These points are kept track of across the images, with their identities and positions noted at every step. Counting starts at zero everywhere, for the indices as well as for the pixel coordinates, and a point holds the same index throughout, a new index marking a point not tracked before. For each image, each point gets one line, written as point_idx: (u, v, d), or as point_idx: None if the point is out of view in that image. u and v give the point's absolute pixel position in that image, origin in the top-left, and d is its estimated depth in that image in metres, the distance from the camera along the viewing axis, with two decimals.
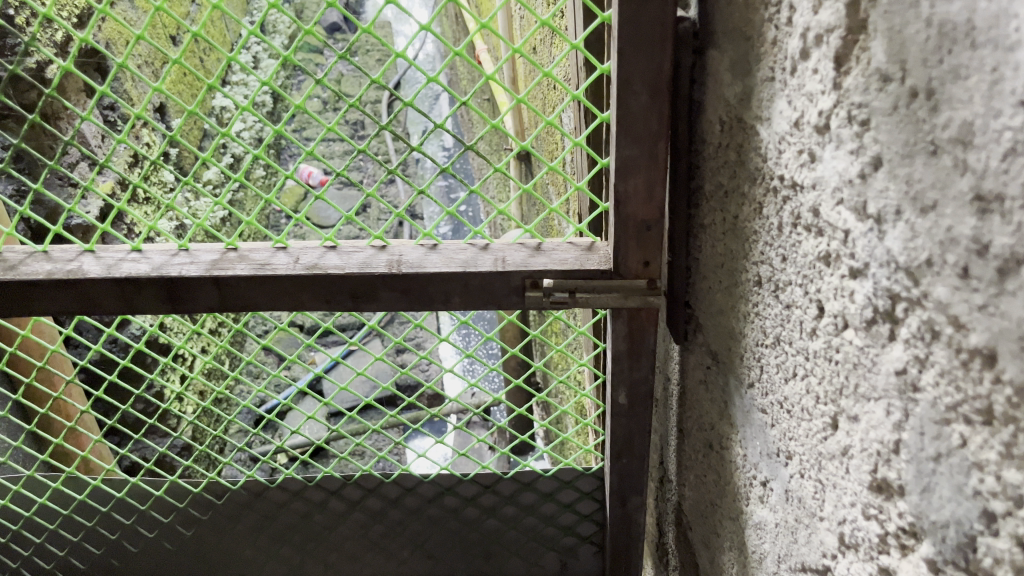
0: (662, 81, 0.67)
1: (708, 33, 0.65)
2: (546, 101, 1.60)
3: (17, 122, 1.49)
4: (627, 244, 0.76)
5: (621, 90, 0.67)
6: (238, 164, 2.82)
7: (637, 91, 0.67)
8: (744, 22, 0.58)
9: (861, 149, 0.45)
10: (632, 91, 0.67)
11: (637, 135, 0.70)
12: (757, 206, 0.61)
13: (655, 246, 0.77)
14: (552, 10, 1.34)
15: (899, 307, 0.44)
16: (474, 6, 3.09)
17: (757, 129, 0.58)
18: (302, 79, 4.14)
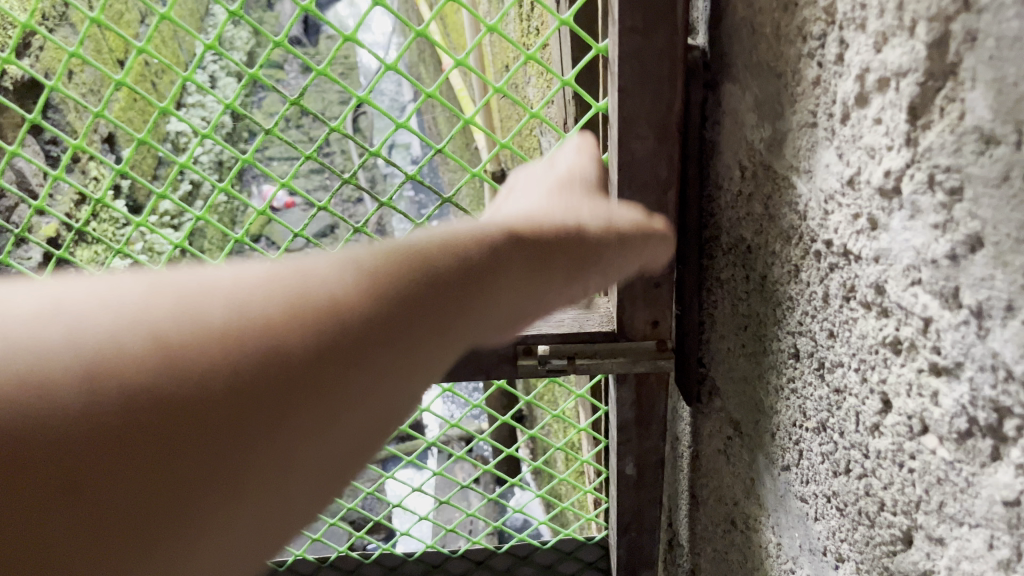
0: (670, 123, 0.58)
1: (721, 63, 0.56)
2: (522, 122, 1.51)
3: None
4: (633, 303, 0.68)
5: (623, 134, 0.58)
6: (197, 191, 2.70)
7: (641, 134, 0.59)
8: (773, 56, 0.49)
9: (951, 224, 0.36)
10: (635, 135, 0.59)
11: (641, 182, 0.61)
12: (791, 268, 0.52)
13: (665, 303, 0.69)
14: (528, 29, 1.25)
15: (1009, 424, 0.34)
16: None
17: (793, 181, 0.49)
18: (264, 97, 4.02)
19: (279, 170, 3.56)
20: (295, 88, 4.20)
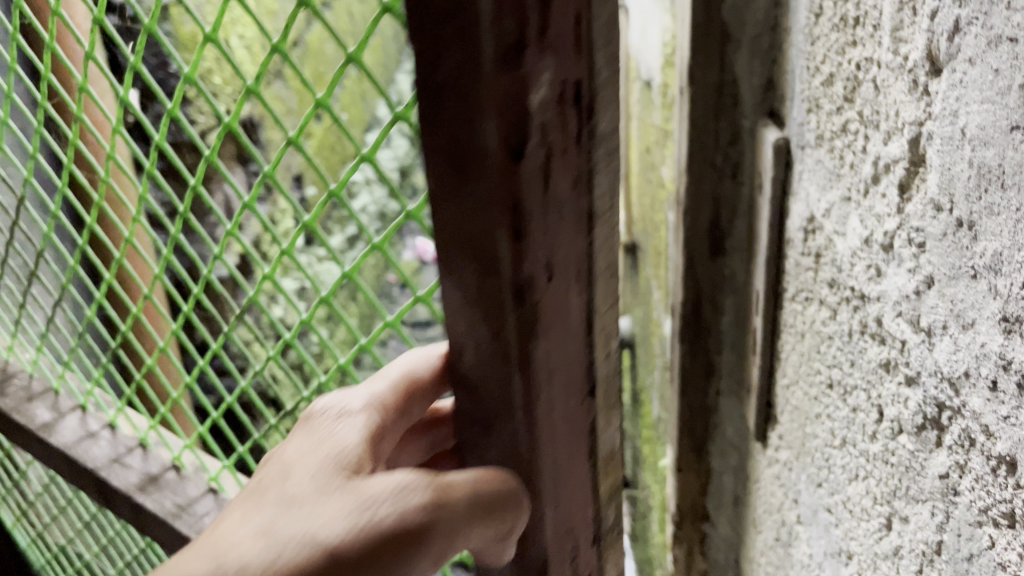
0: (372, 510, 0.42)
1: (796, 147, 0.73)
2: (654, 197, 1.62)
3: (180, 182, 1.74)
4: None
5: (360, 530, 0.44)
6: None
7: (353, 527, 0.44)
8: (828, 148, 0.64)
9: (918, 269, 0.49)
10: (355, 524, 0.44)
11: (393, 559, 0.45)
12: (831, 311, 0.66)
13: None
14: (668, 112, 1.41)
15: (944, 415, 0.47)
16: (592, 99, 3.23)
17: (835, 242, 0.64)
18: None
19: None
20: None
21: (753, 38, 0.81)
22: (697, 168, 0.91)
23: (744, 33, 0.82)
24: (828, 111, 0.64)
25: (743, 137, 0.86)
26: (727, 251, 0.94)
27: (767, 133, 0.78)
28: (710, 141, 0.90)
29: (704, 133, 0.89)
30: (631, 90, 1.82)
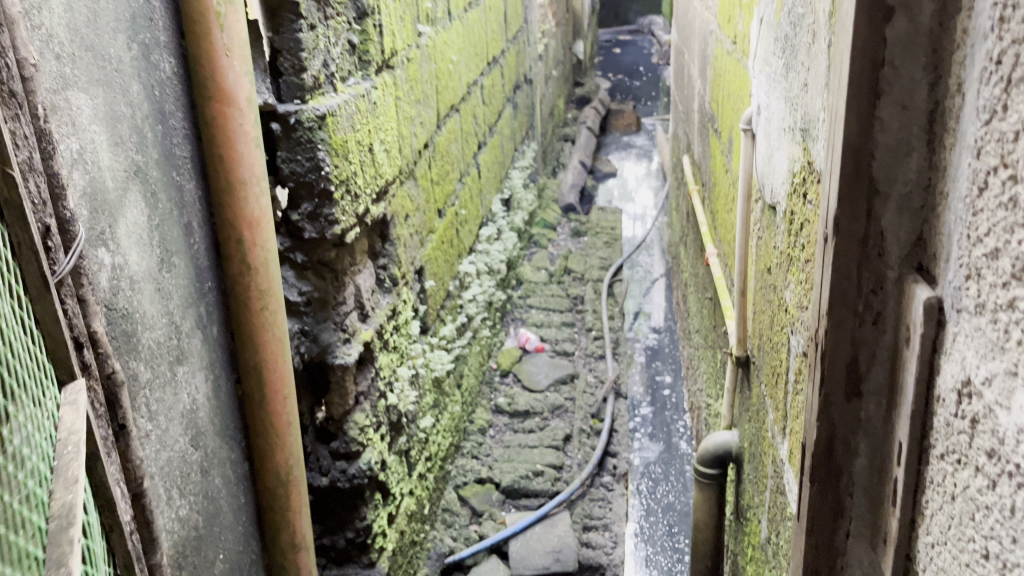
0: None
1: (950, 309, 0.74)
2: (773, 319, 1.61)
3: (315, 273, 1.86)
4: None
5: None
6: (468, 324, 3.10)
7: None
8: (989, 320, 0.66)
9: None
10: None
11: None
12: (988, 482, 0.66)
13: None
14: (793, 240, 1.43)
15: None
16: (697, 204, 3.27)
17: (996, 414, 0.65)
18: (534, 252, 4.52)
19: (535, 315, 3.89)
20: (564, 249, 4.72)
21: (902, 195, 0.84)
22: (837, 314, 0.91)
23: (893, 189, 0.85)
24: (991, 282, 0.65)
25: (887, 288, 0.88)
26: (862, 397, 0.93)
27: (918, 290, 0.80)
28: (851, 291, 0.90)
29: (847, 280, 0.90)
30: (751, 209, 1.85)
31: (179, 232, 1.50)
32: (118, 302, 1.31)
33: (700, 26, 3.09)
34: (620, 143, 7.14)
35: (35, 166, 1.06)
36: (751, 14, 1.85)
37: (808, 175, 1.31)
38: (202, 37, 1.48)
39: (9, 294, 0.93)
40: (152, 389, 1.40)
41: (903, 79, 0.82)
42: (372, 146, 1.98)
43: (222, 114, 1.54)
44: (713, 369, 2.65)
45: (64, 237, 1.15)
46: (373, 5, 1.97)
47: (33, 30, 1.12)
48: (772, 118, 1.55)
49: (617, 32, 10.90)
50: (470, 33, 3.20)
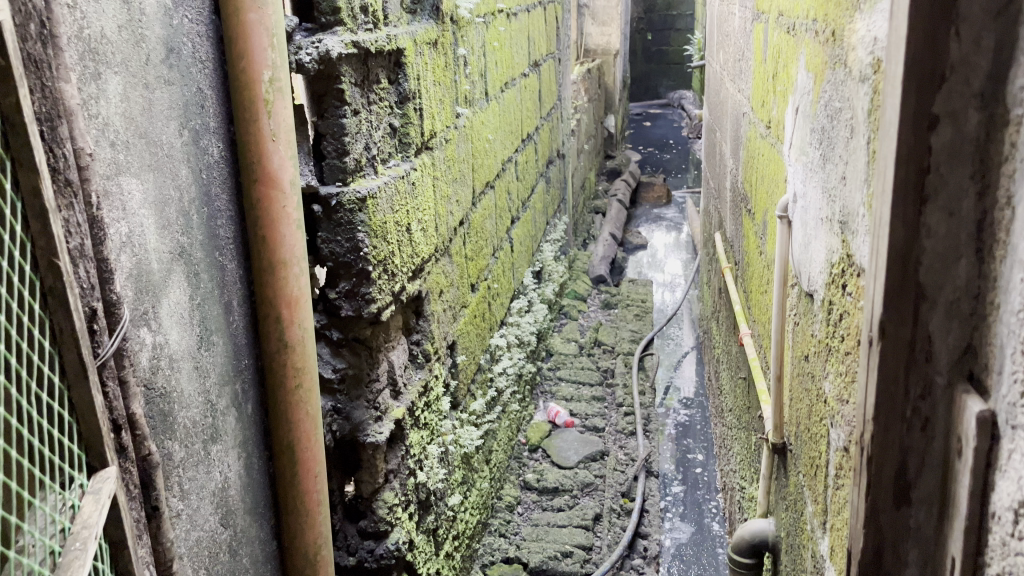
0: None
1: (1004, 424, 0.73)
2: (812, 408, 1.58)
3: (350, 351, 1.88)
4: None
5: None
6: (497, 398, 3.08)
7: None
8: None
9: None
10: None
11: None
12: None
13: None
14: (831, 331, 1.42)
15: None
16: (728, 280, 3.26)
17: None
18: (564, 323, 4.53)
19: (564, 389, 3.86)
20: (594, 321, 4.73)
21: (950, 301, 0.84)
22: (884, 417, 0.90)
23: (941, 295, 0.85)
24: None
25: (935, 395, 0.87)
26: (912, 505, 0.91)
27: (969, 402, 0.79)
28: (898, 395, 0.89)
29: (894, 384, 0.89)
30: (788, 294, 1.83)
31: (219, 310, 1.52)
32: (156, 381, 1.32)
33: (733, 107, 3.13)
34: (650, 214, 7.17)
35: (86, 252, 1.09)
36: (786, 102, 1.87)
37: (847, 267, 1.29)
38: (250, 123, 1.53)
39: (42, 373, 0.97)
40: (185, 468, 1.40)
41: (949, 187, 0.82)
42: (409, 226, 2.01)
43: (266, 196, 1.57)
44: (746, 451, 2.59)
45: (109, 319, 1.17)
46: (414, 90, 2.03)
47: (91, 120, 1.16)
48: (810, 206, 1.55)
49: (648, 106, 11.08)
50: (506, 112, 3.27)
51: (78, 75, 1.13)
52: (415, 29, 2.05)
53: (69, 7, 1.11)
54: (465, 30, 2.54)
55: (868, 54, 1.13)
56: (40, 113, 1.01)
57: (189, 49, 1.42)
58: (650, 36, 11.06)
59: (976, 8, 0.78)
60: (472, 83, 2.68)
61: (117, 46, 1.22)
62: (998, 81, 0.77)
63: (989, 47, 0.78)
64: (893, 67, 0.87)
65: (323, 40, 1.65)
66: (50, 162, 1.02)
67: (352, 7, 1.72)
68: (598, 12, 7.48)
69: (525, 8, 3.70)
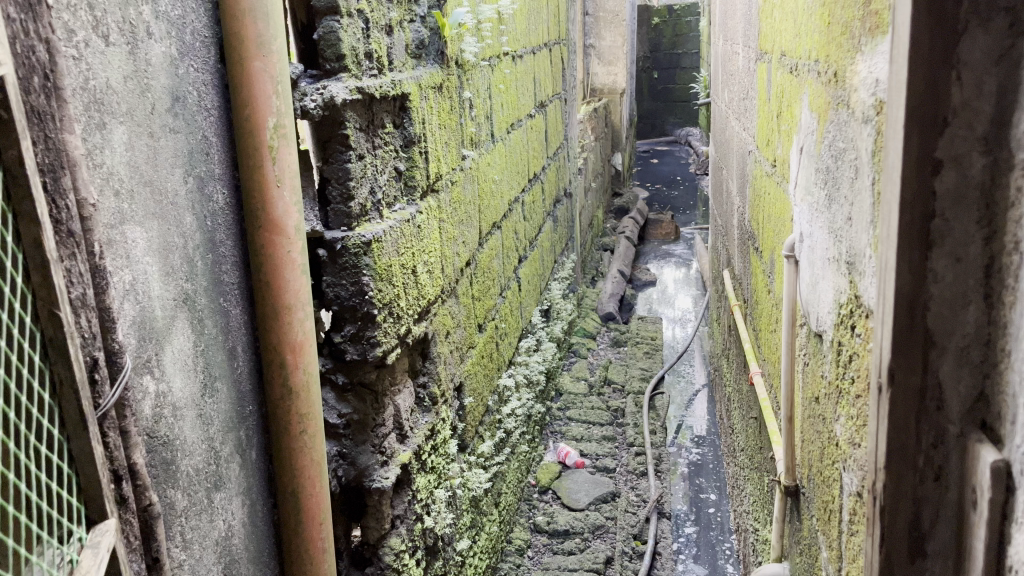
0: None
1: (1019, 474, 0.72)
2: (823, 451, 1.55)
3: (356, 396, 1.86)
4: None
5: None
6: (506, 440, 3.05)
7: None
8: None
9: None
10: None
11: None
12: None
13: None
14: (840, 372, 1.40)
15: None
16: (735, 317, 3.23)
17: None
18: (574, 361, 4.51)
19: (574, 429, 3.82)
20: (604, 359, 4.70)
21: (960, 348, 0.83)
22: (896, 468, 0.89)
23: (951, 341, 0.83)
24: None
25: (948, 444, 0.85)
26: (927, 557, 0.89)
27: (982, 451, 0.78)
28: (909, 443, 0.87)
29: (905, 433, 0.87)
30: (797, 334, 1.81)
31: (223, 356, 1.51)
32: (159, 430, 1.31)
33: (738, 145, 3.13)
34: (658, 251, 7.16)
35: (88, 301, 1.08)
36: (790, 141, 1.87)
37: (856, 308, 1.27)
38: (255, 170, 1.54)
39: (41, 425, 0.96)
40: (188, 517, 1.38)
41: (955, 233, 0.82)
42: (415, 269, 2.00)
43: (270, 242, 1.57)
44: (759, 492, 2.55)
45: (111, 368, 1.16)
46: (419, 134, 2.05)
47: (95, 169, 1.16)
48: (817, 246, 1.54)
49: (655, 143, 11.14)
50: (512, 152, 3.29)
51: (83, 125, 1.14)
52: (420, 74, 2.07)
53: (74, 59, 1.13)
54: (470, 73, 2.56)
55: (871, 95, 1.13)
56: (43, 165, 1.01)
57: (194, 98, 1.43)
58: (655, 75, 11.17)
59: (977, 52, 0.78)
60: (478, 126, 2.70)
61: (122, 96, 1.23)
62: (1001, 126, 0.77)
63: (991, 92, 0.77)
64: (894, 111, 0.87)
65: (328, 86, 1.67)
66: (53, 213, 1.03)
67: (357, 54, 1.74)
68: (604, 52, 7.58)
69: (530, 50, 3.74)
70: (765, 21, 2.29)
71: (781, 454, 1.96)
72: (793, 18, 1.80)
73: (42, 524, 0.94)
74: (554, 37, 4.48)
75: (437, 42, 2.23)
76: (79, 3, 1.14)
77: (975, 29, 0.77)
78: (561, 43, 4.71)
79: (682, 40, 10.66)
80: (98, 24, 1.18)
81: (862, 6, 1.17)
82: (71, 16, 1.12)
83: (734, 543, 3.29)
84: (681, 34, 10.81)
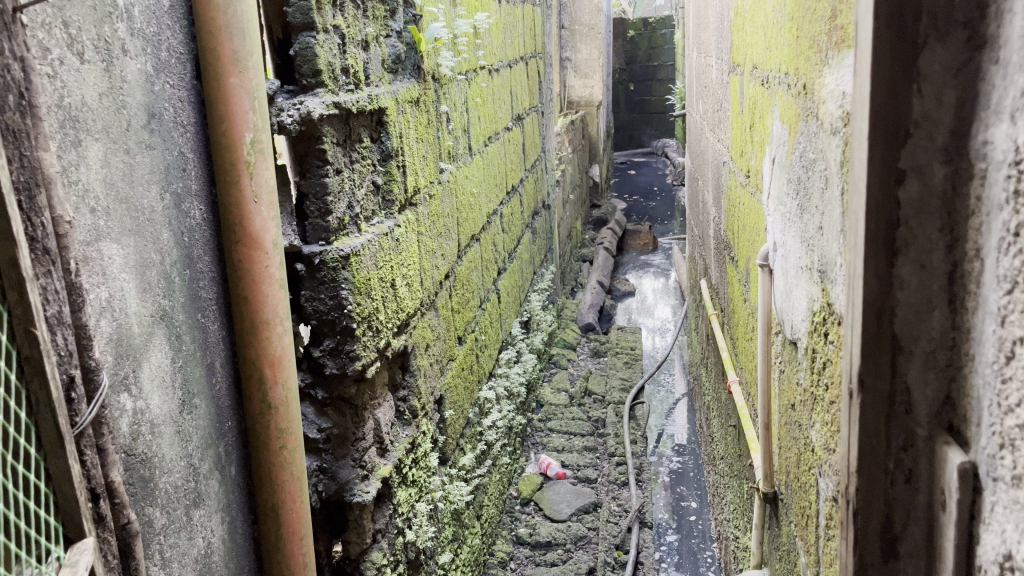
0: None
1: (985, 476, 0.74)
2: (800, 457, 1.56)
3: (335, 410, 1.86)
4: None
5: None
6: (487, 452, 3.05)
7: None
8: None
9: None
10: None
11: None
12: None
13: None
14: (814, 379, 1.42)
15: None
16: (712, 326, 3.26)
17: None
18: (554, 372, 4.53)
19: (555, 440, 3.83)
20: (584, 369, 4.72)
21: (926, 352, 0.85)
22: (867, 471, 0.90)
23: (918, 346, 0.85)
24: None
25: (917, 446, 0.87)
26: (900, 559, 0.91)
27: (950, 454, 0.80)
28: (879, 446, 0.89)
29: (875, 436, 0.89)
30: (772, 342, 1.83)
31: (201, 372, 1.50)
32: (137, 447, 1.30)
33: (713, 156, 3.17)
34: (637, 261, 7.20)
35: (64, 318, 1.08)
36: (762, 152, 1.90)
37: (828, 315, 1.29)
38: (232, 185, 1.54)
39: (17, 444, 0.96)
40: (166, 535, 1.37)
41: (919, 240, 0.84)
42: (393, 282, 2.01)
43: (248, 257, 1.57)
44: (739, 500, 2.56)
45: (88, 386, 1.15)
46: (396, 148, 2.06)
47: (70, 187, 1.16)
48: (790, 255, 1.56)
49: (632, 154, 11.22)
50: (490, 165, 3.30)
51: (58, 142, 1.14)
52: (397, 89, 2.09)
53: (49, 77, 1.13)
54: (446, 87, 2.58)
55: (838, 107, 1.15)
56: (18, 183, 1.01)
57: (170, 114, 1.43)
58: (631, 87, 11.25)
59: (936, 65, 0.80)
60: (455, 139, 2.72)
61: (98, 113, 1.23)
62: (961, 137, 0.79)
63: (951, 103, 0.80)
64: (858, 123, 0.89)
65: (305, 101, 1.67)
66: (28, 231, 1.02)
67: (333, 69, 1.75)
68: (580, 66, 7.66)
69: (506, 63, 3.77)
70: (737, 34, 2.33)
71: (758, 461, 1.98)
72: (764, 31, 1.84)
73: (16, 543, 0.93)
74: (530, 50, 4.53)
75: (413, 56, 2.24)
76: (55, 20, 1.14)
77: (934, 42, 0.80)
78: (537, 57, 4.75)
79: (658, 52, 10.75)
80: (72, 42, 1.18)
81: (829, 20, 1.19)
82: (46, 34, 1.12)
83: (716, 550, 3.29)
84: (656, 47, 10.92)
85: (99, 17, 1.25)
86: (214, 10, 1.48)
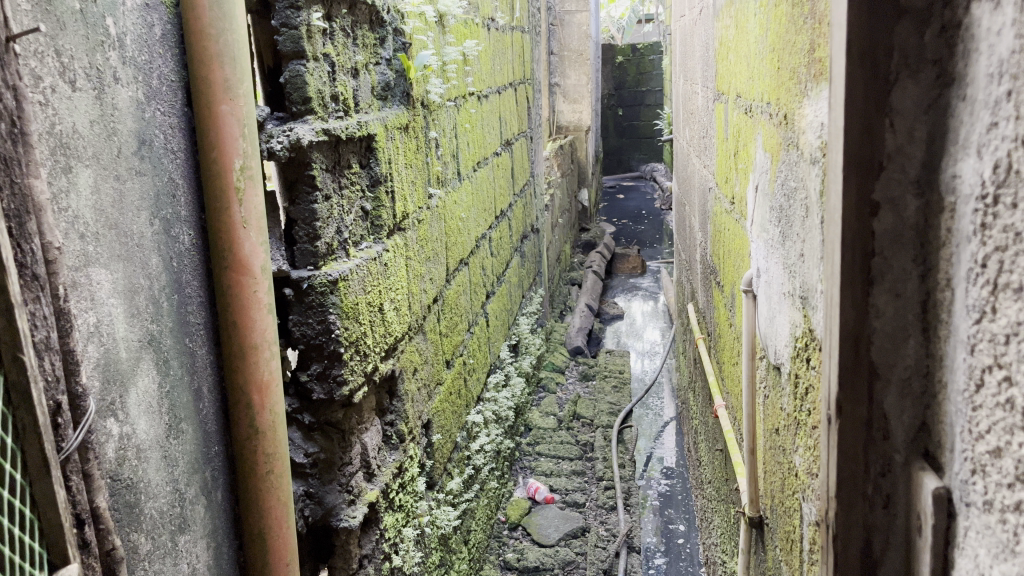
0: None
1: (959, 501, 0.76)
2: (785, 481, 1.57)
3: (323, 435, 1.86)
4: None
5: None
6: (475, 476, 3.04)
7: None
8: (1006, 526, 0.68)
9: None
10: None
11: None
12: None
13: None
14: (798, 403, 1.43)
15: None
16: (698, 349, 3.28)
17: None
18: (542, 396, 4.54)
19: (543, 464, 3.82)
20: (572, 393, 4.73)
21: (902, 380, 0.87)
22: (846, 497, 0.92)
23: (894, 373, 0.87)
24: (997, 480, 0.70)
25: (895, 472, 0.89)
26: None
27: (926, 479, 0.82)
28: (859, 472, 0.91)
29: (854, 462, 0.91)
30: (756, 366, 1.85)
31: (188, 397, 1.50)
32: (123, 472, 1.30)
33: (699, 181, 3.20)
34: (625, 284, 7.23)
35: (52, 344, 1.09)
36: (746, 180, 1.94)
37: (810, 340, 1.31)
38: (222, 210, 1.56)
39: (3, 471, 0.96)
40: (152, 560, 1.36)
41: (894, 270, 0.86)
42: (382, 306, 2.02)
43: (236, 282, 1.58)
44: (726, 524, 2.56)
45: (75, 411, 1.15)
46: (385, 174, 2.08)
47: (60, 214, 1.17)
48: (773, 280, 1.58)
49: (621, 178, 11.30)
50: (479, 190, 3.33)
51: (49, 169, 1.15)
52: (386, 115, 2.11)
53: (41, 105, 1.14)
54: (435, 113, 2.61)
55: (817, 137, 1.18)
56: (8, 210, 1.02)
57: (161, 140, 1.45)
58: (620, 111, 11.34)
59: (907, 101, 0.83)
60: (444, 164, 2.74)
61: (89, 140, 1.25)
62: (932, 170, 0.82)
63: (922, 138, 0.83)
64: (834, 155, 0.91)
65: (295, 128, 1.69)
66: (18, 257, 1.03)
67: (323, 96, 1.77)
68: (569, 91, 7.77)
69: (495, 89, 3.81)
70: (721, 62, 2.36)
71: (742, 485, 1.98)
72: (746, 61, 1.87)
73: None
74: (519, 77, 4.58)
75: (403, 83, 2.26)
76: (47, 49, 1.16)
77: (905, 79, 0.83)
78: (526, 83, 4.79)
79: (647, 77, 10.85)
80: (65, 70, 1.19)
81: (807, 53, 1.23)
82: (38, 63, 1.14)
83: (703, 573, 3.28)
84: (644, 72, 11.04)
85: (91, 47, 1.26)
86: (206, 40, 1.50)
